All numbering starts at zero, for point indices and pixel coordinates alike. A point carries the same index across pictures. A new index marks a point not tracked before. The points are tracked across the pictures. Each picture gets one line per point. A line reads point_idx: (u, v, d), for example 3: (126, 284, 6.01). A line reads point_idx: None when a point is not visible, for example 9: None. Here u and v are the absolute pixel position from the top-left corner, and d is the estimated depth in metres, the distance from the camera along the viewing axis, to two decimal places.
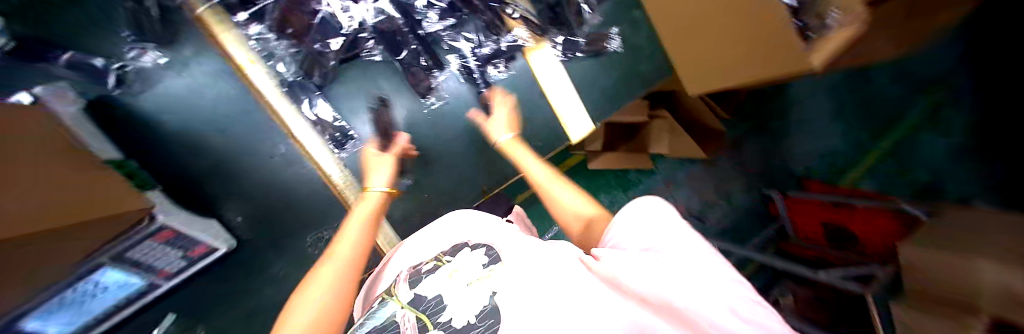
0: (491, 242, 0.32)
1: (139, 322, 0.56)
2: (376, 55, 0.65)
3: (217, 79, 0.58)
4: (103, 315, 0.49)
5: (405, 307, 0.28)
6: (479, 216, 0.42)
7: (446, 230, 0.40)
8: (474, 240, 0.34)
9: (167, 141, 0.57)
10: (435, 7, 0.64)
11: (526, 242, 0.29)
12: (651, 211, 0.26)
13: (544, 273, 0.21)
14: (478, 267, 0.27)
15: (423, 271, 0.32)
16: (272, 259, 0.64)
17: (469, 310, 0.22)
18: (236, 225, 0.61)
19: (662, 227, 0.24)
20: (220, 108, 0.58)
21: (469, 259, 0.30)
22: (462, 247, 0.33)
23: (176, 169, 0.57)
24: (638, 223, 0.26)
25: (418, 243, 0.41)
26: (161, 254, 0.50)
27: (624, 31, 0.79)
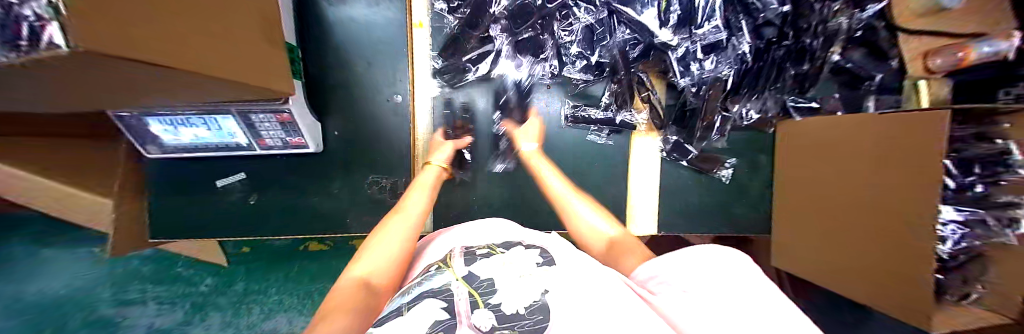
0: (547, 247, 0.33)
1: (227, 165, 0.67)
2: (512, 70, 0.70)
3: (386, 20, 0.66)
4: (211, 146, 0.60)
5: (460, 279, 0.26)
6: (518, 229, 0.40)
7: (479, 229, 0.40)
8: (529, 242, 0.34)
9: (324, 46, 0.66)
10: (584, 61, 0.66)
11: (584, 261, 0.30)
12: (709, 257, 0.29)
13: (597, 298, 0.23)
14: (533, 265, 0.28)
15: (477, 253, 0.31)
16: (334, 175, 0.70)
17: (520, 300, 0.23)
18: (329, 136, 0.68)
19: (716, 271, 0.27)
20: (375, 42, 0.67)
21: (522, 255, 0.30)
22: (516, 244, 0.33)
23: (319, 70, 0.66)
24: (695, 265, 0.28)
25: (466, 232, 0.40)
26: (271, 128, 0.57)
27: (742, 168, 0.76)
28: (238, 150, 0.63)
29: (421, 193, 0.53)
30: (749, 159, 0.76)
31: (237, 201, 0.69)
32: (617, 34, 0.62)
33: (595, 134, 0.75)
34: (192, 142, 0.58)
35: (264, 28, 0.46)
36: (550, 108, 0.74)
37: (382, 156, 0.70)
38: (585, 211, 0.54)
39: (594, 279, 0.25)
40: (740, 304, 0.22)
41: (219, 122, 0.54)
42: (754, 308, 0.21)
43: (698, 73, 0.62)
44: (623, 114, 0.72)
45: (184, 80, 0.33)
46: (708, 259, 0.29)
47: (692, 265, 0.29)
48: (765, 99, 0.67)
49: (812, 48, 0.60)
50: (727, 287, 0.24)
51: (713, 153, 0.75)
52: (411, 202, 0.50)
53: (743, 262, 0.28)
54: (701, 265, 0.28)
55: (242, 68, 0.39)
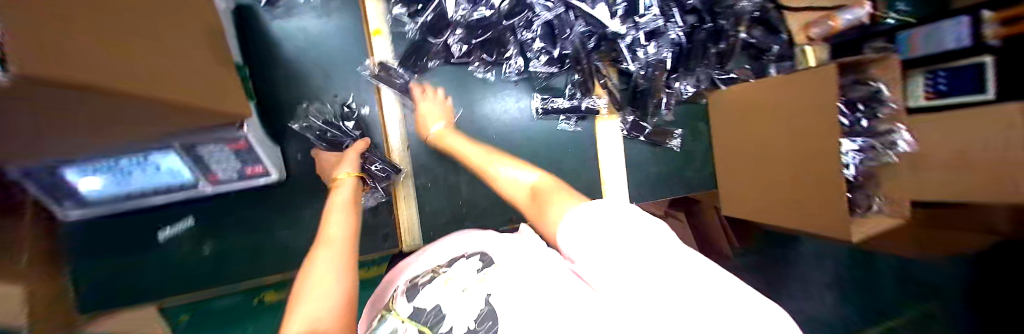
0: (484, 250, 0.35)
1: (170, 211, 0.59)
2: (479, 72, 0.73)
3: (340, 32, 0.65)
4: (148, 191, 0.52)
5: (405, 320, 0.29)
6: (477, 234, 0.43)
7: (450, 246, 0.43)
8: (469, 251, 0.37)
9: (274, 65, 0.62)
10: (547, 55, 0.70)
11: (518, 251, 0.31)
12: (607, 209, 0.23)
13: (527, 282, 0.23)
14: (472, 273, 0.30)
15: (421, 282, 0.33)
16: (304, 203, 0.65)
17: (468, 316, 0.25)
18: (292, 161, 0.64)
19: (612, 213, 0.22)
20: (332, 55, 0.65)
21: (464, 265, 0.33)
22: (457, 258, 0.36)
23: (272, 88, 0.62)
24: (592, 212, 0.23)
25: (434, 253, 0.43)
26: (222, 160, 0.52)
27: (686, 136, 0.88)
28: (179, 193, 0.55)
29: (341, 215, 0.46)
30: (691, 128, 0.87)
31: (190, 250, 0.61)
32: (576, 26, 0.66)
33: (565, 123, 0.80)
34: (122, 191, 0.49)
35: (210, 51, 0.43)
36: (517, 103, 0.78)
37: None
38: (505, 165, 0.46)
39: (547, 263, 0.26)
40: (644, 254, 0.17)
41: (153, 164, 0.46)
42: (669, 262, 0.16)
43: (646, 57, 0.70)
44: (587, 100, 0.78)
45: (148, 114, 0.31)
46: (594, 211, 0.23)
47: (578, 219, 0.24)
48: (698, 75, 0.76)
49: (725, 27, 0.71)
50: (619, 231, 0.19)
51: (663, 127, 0.83)
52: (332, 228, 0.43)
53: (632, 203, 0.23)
54: (586, 216, 0.23)
55: (200, 86, 0.38)
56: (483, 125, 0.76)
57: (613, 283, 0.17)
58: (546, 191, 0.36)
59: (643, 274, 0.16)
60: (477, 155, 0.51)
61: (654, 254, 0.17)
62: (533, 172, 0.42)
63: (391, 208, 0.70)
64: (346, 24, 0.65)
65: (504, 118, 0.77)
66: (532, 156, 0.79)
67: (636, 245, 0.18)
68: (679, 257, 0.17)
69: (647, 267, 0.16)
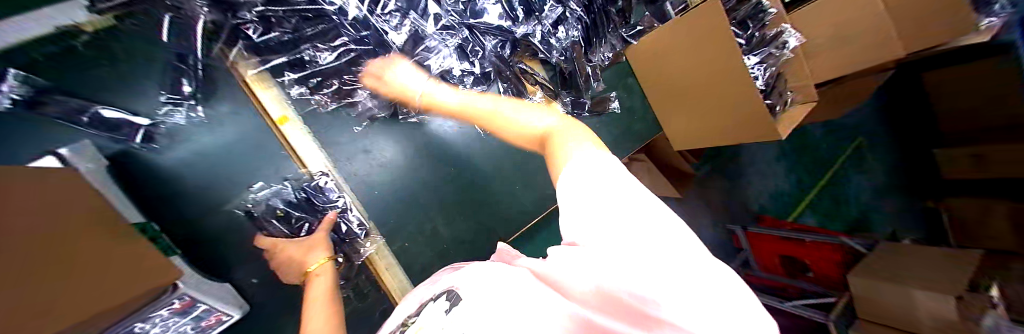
0: (451, 286, 0.34)
1: None
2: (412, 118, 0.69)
3: (247, 136, 0.59)
4: None
5: None
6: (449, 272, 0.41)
7: (424, 291, 0.41)
8: (436, 292, 0.35)
9: (183, 199, 0.55)
10: (470, 75, 0.69)
11: (486, 276, 0.29)
12: (589, 175, 0.25)
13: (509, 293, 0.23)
14: (442, 315, 0.28)
15: None
16: (284, 320, 0.61)
17: None
18: (249, 287, 0.59)
19: (601, 184, 0.23)
20: (246, 163, 0.59)
21: (434, 309, 0.30)
22: (426, 304, 0.34)
23: (190, 224, 0.55)
24: (581, 180, 0.25)
25: (415, 296, 0.42)
26: (174, 326, 0.45)
27: (620, 95, 0.90)
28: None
29: (319, 306, 0.48)
30: (622, 86, 0.90)
31: None
32: (486, 42, 0.68)
33: None
34: None
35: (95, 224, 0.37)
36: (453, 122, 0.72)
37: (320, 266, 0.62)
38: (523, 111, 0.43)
39: (520, 280, 0.24)
40: (632, 237, 0.20)
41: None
42: (654, 232, 0.20)
43: (559, 43, 0.74)
44: (526, 102, 0.76)
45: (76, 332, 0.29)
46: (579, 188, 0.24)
47: (578, 187, 0.24)
48: (609, 41, 0.80)
49: None
50: (613, 214, 0.21)
51: (600, 96, 0.86)
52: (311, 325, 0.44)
53: (610, 157, 0.27)
54: (587, 181, 0.24)
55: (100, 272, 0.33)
56: (438, 165, 0.73)
57: (612, 270, 0.19)
58: (561, 133, 0.34)
59: (639, 258, 0.18)
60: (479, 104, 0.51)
61: (647, 226, 0.20)
62: (551, 117, 0.39)
63: (380, 282, 0.68)
64: (248, 123, 0.59)
65: (456, 149, 0.74)
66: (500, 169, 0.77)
67: (627, 214, 0.21)
68: (665, 232, 0.20)
69: (643, 251, 0.18)
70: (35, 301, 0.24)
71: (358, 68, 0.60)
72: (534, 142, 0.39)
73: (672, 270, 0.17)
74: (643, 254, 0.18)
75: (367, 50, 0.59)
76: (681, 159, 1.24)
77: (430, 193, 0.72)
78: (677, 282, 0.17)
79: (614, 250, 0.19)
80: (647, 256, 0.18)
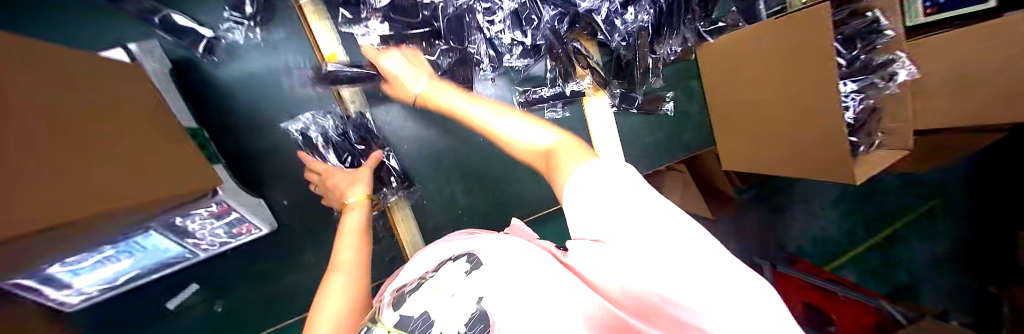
0: (473, 249, 0.32)
1: (162, 289, 0.56)
2: None
3: (296, 67, 0.60)
4: (154, 266, 0.50)
5: (391, 331, 0.26)
6: (466, 237, 0.41)
7: (445, 248, 0.41)
8: (456, 251, 0.34)
9: (234, 115, 0.58)
10: (520, 45, 0.65)
11: (501, 245, 0.29)
12: (613, 181, 0.23)
13: (521, 273, 0.23)
14: (461, 276, 0.28)
15: (407, 290, 0.32)
16: (303, 246, 0.64)
17: (458, 319, 0.23)
18: (280, 209, 0.61)
19: (623, 195, 0.22)
20: (293, 92, 0.60)
21: (454, 268, 0.30)
22: (444, 261, 0.34)
23: (236, 140, 0.58)
24: (601, 189, 0.23)
25: (426, 256, 0.43)
26: (207, 227, 0.50)
27: (678, 97, 0.83)
28: (168, 268, 0.53)
29: (353, 239, 0.48)
30: (683, 88, 0.83)
31: (199, 317, 0.58)
32: (545, 9, 0.63)
33: (552, 111, 0.76)
34: (140, 267, 0.49)
35: (143, 119, 0.38)
36: (488, 88, 0.72)
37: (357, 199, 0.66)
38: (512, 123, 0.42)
39: (544, 263, 0.24)
40: (660, 244, 0.19)
41: (145, 244, 0.44)
42: (683, 251, 0.19)
43: (626, 26, 0.67)
44: (571, 85, 0.74)
45: (113, 222, 0.31)
46: (615, 187, 0.23)
47: (590, 193, 0.24)
48: (683, 33, 0.72)
49: None
50: (635, 217, 0.21)
51: (653, 94, 0.80)
52: (344, 255, 0.45)
53: (628, 167, 0.26)
54: (597, 186, 0.24)
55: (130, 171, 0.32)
56: (467, 132, 0.71)
57: (634, 269, 0.19)
58: (563, 153, 0.34)
59: (660, 261, 0.19)
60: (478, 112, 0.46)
61: (670, 240, 0.20)
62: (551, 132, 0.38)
63: (394, 232, 0.69)
64: (298, 55, 0.60)
65: None
66: None
67: (646, 225, 0.20)
68: (686, 240, 0.20)
69: (667, 254, 0.19)
70: (73, 194, 0.24)
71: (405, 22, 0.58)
72: (538, 158, 0.38)
73: (697, 277, 0.18)
74: (670, 262, 0.18)
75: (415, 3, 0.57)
76: (723, 179, 1.12)
77: (454, 158, 0.72)
78: (708, 287, 0.17)
79: (647, 256, 0.19)
80: (671, 264, 0.18)
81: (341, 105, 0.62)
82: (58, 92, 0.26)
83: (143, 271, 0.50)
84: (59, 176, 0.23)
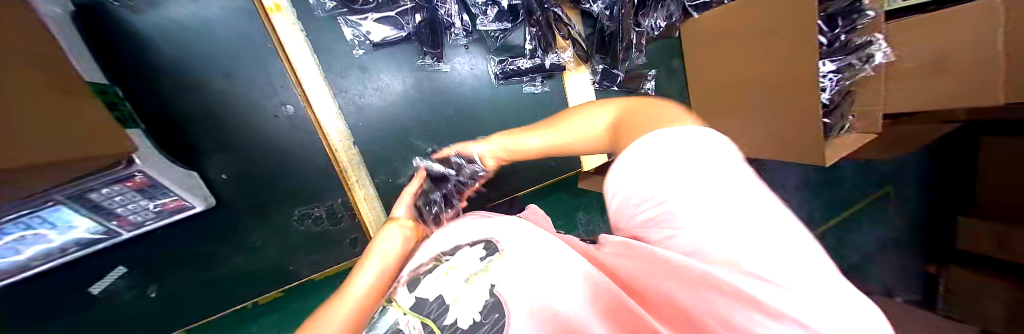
0: (491, 235, 0.30)
1: (89, 267, 0.50)
2: (425, 60, 0.64)
3: (232, 18, 0.52)
4: (74, 245, 0.45)
5: (407, 312, 0.25)
6: (498, 216, 0.35)
7: (460, 228, 0.35)
8: (472, 237, 0.32)
9: (157, 73, 0.50)
10: (494, 7, 0.63)
11: (527, 233, 0.28)
12: (694, 147, 0.18)
13: (539, 263, 0.23)
14: (478, 261, 0.26)
15: (423, 271, 0.30)
16: (250, 225, 0.58)
17: (472, 307, 0.22)
18: (219, 184, 0.54)
19: (703, 166, 0.17)
20: (227, 48, 0.52)
21: (467, 254, 0.28)
22: (461, 245, 0.31)
23: (166, 101, 0.51)
24: (673, 153, 0.18)
25: (429, 243, 0.37)
26: (128, 201, 0.44)
27: (661, 75, 0.81)
28: (81, 249, 0.47)
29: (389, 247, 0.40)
30: (666, 67, 0.81)
31: (133, 300, 0.53)
32: None
33: (530, 85, 0.72)
34: (50, 250, 0.43)
35: (52, 72, 0.33)
36: (463, 56, 0.67)
37: (319, 181, 0.60)
38: (575, 120, 0.40)
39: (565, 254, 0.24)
40: (729, 206, 0.14)
41: (52, 221, 0.38)
42: (759, 207, 0.14)
43: None
44: (550, 56, 0.71)
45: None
46: (681, 137, 0.19)
47: (650, 165, 0.19)
48: (666, 6, 0.68)
49: None
50: (698, 174, 0.16)
51: (636, 70, 0.76)
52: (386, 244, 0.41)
53: (714, 141, 0.19)
54: (665, 156, 0.18)
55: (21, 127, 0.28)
56: (437, 102, 0.66)
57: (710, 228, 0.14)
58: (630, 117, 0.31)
59: (733, 225, 0.14)
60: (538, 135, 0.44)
61: (744, 206, 0.14)
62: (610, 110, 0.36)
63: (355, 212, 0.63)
64: (229, 1, 0.51)
65: (459, 84, 0.67)
66: (509, 116, 0.72)
67: (718, 191, 0.15)
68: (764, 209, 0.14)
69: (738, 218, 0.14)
70: None
71: None
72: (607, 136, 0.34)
73: (783, 254, 0.12)
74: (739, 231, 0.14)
75: None
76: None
77: (421, 133, 0.65)
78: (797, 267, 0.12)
79: (714, 205, 0.15)
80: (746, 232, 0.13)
81: (289, 66, 0.55)
82: None
83: (59, 251, 0.45)
84: None
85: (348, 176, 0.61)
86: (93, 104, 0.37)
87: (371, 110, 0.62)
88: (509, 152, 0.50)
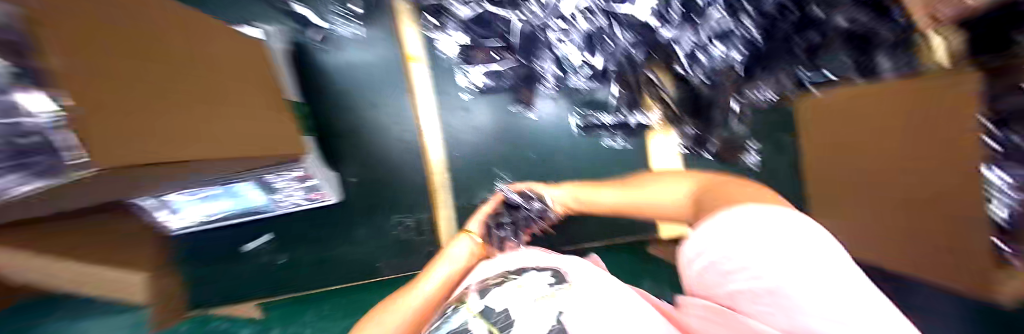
0: (556, 267, 0.38)
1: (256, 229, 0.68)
2: (518, 107, 0.73)
3: (383, 62, 0.68)
4: (253, 211, 0.64)
5: (476, 317, 0.29)
6: (569, 258, 0.41)
7: (519, 258, 0.42)
8: (539, 263, 0.39)
9: (322, 98, 0.67)
10: (587, 68, 0.64)
11: (591, 277, 0.35)
12: (764, 217, 0.27)
13: (600, 301, 0.30)
14: (546, 286, 0.32)
15: (491, 283, 0.35)
16: (357, 222, 0.71)
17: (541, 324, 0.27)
18: (347, 185, 0.70)
19: (778, 232, 0.26)
20: (374, 83, 0.68)
21: (534, 277, 0.34)
22: (527, 268, 0.37)
23: (327, 118, 0.67)
24: (755, 222, 0.27)
25: (489, 265, 0.43)
26: (291, 188, 0.60)
27: (764, 146, 0.77)
28: (251, 215, 0.65)
29: (447, 267, 0.45)
30: (770, 141, 0.77)
31: (267, 263, 0.69)
32: (622, 35, 0.59)
33: (610, 139, 0.77)
34: (237, 211, 0.63)
35: (265, 96, 0.47)
36: (550, 105, 0.74)
37: (412, 195, 0.72)
38: (653, 187, 0.49)
39: (618, 295, 0.31)
40: (803, 257, 0.24)
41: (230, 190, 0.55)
42: (829, 272, 0.23)
43: (712, 63, 0.59)
44: (636, 116, 0.71)
45: (205, 171, 0.36)
46: (750, 212, 0.28)
47: (737, 229, 0.28)
48: (781, 79, 0.62)
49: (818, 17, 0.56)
50: (786, 242, 0.25)
51: (734, 141, 0.72)
52: (450, 250, 0.48)
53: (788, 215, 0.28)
54: (746, 226, 0.27)
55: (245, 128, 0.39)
56: (523, 143, 0.74)
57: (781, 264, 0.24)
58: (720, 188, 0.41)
59: (801, 264, 0.24)
60: (613, 198, 0.53)
61: (815, 262, 0.23)
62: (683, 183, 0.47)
63: (433, 227, 0.73)
64: (386, 51, 0.68)
65: (545, 127, 0.75)
66: (590, 165, 0.77)
67: (804, 257, 0.24)
68: (834, 269, 0.24)
69: (810, 268, 0.23)
70: (187, 130, 0.29)
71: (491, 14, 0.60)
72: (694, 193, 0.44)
73: (829, 288, 0.22)
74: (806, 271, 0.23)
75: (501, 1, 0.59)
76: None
77: (505, 169, 0.74)
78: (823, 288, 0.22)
79: (793, 264, 0.24)
80: (810, 272, 0.23)
81: (412, 100, 0.70)
82: (181, 61, 0.31)
83: (246, 212, 0.64)
84: (172, 123, 0.26)
85: (441, 195, 0.72)
86: (282, 113, 0.51)
87: (464, 145, 0.72)
88: (579, 201, 0.57)
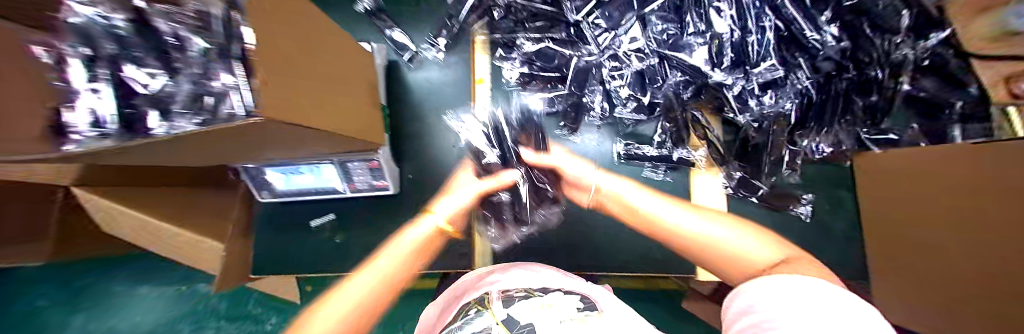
0: (583, 293, 0.37)
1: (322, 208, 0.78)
2: (563, 131, 0.77)
3: (456, 81, 0.80)
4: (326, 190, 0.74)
5: (498, 323, 0.33)
6: (594, 286, 0.39)
7: (542, 275, 0.42)
8: (565, 287, 0.38)
9: (400, 104, 0.79)
10: (635, 102, 0.70)
11: (619, 307, 0.34)
12: (789, 286, 0.30)
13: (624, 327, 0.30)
14: (574, 310, 0.33)
15: (515, 295, 0.38)
16: (406, 215, 0.77)
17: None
18: (404, 180, 0.78)
19: (794, 295, 0.28)
20: (445, 96, 0.79)
21: (561, 297, 0.35)
22: (552, 289, 0.38)
23: (401, 122, 0.79)
24: (778, 290, 0.29)
25: (510, 275, 0.43)
26: (362, 174, 0.69)
27: (817, 199, 0.75)
28: (325, 195, 0.77)
29: (397, 250, 0.51)
30: (829, 196, 0.75)
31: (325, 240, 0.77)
32: (670, 76, 0.65)
33: (651, 171, 0.75)
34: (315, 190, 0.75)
35: (370, 93, 0.59)
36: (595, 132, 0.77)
37: None
38: (728, 231, 0.49)
39: (649, 326, 0.31)
40: (825, 310, 0.24)
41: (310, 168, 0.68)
42: (840, 311, 0.24)
43: (759, 108, 0.64)
44: (679, 151, 0.73)
45: (308, 144, 0.43)
46: (783, 281, 0.31)
47: (772, 293, 0.30)
48: (836, 132, 0.67)
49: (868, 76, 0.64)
50: (816, 305, 0.25)
51: (782, 188, 0.72)
52: (405, 237, 0.54)
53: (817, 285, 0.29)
54: (778, 291, 0.29)
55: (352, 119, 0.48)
56: None
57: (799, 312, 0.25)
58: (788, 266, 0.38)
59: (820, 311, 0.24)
60: (665, 213, 0.54)
61: (831, 309, 0.24)
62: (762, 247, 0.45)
63: None
64: (459, 73, 0.80)
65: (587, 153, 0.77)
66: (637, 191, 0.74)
67: (822, 306, 0.25)
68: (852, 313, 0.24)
69: (824, 310, 0.24)
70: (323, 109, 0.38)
71: (551, 49, 0.73)
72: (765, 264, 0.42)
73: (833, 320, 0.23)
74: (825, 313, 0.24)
75: (566, 40, 0.71)
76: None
77: None
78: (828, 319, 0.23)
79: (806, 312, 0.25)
80: (824, 314, 0.24)
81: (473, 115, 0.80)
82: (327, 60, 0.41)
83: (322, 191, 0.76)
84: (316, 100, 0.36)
85: None
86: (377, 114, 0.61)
87: None
88: (618, 203, 0.61)
